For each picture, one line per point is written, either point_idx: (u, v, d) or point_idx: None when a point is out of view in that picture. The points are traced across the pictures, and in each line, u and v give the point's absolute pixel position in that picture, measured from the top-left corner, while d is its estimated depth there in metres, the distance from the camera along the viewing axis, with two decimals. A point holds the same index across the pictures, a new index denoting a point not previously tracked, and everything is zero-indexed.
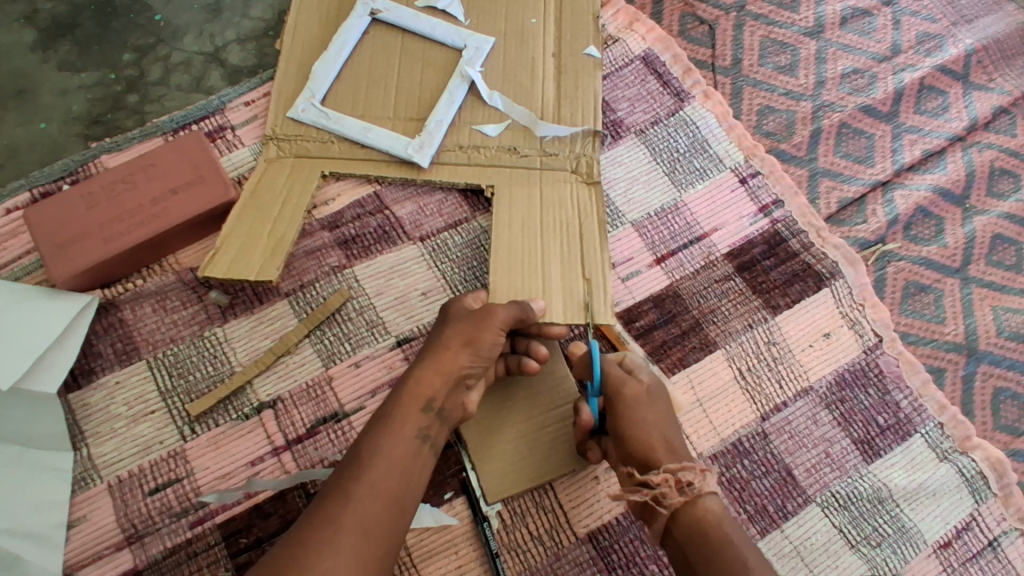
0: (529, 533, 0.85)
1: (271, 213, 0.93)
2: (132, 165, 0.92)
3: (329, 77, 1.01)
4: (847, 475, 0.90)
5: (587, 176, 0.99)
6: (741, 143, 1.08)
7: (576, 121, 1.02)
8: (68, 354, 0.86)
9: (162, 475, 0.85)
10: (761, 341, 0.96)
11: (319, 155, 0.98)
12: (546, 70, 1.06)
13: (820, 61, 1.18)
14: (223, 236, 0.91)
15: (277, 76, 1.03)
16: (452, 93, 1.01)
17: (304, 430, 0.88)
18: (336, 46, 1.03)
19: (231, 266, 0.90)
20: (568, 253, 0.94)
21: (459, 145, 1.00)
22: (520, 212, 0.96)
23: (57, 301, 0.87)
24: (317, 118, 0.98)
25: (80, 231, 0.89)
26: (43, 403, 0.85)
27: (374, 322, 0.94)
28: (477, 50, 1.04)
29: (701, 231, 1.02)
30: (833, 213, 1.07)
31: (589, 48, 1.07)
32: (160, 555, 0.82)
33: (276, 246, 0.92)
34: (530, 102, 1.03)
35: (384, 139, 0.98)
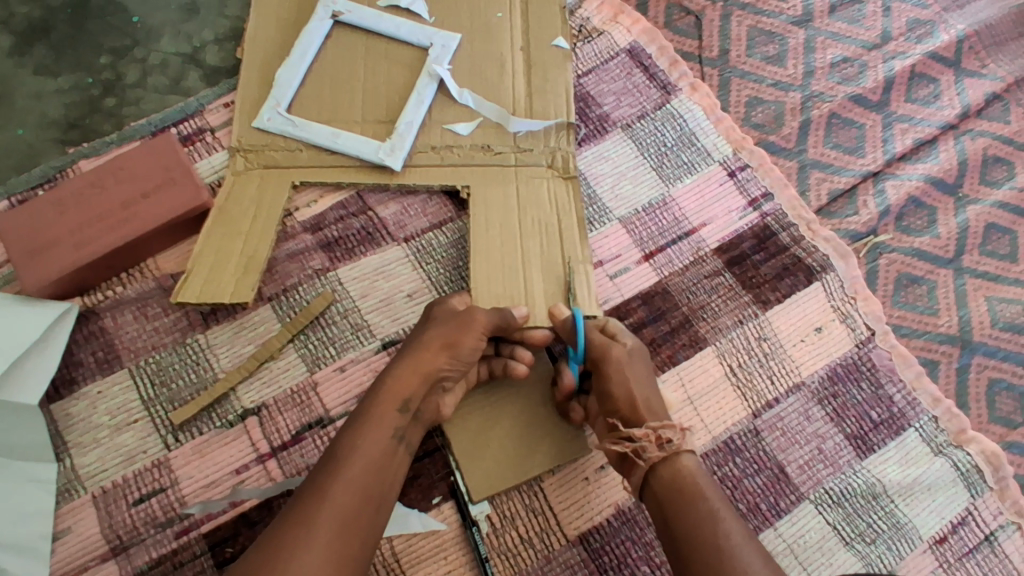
0: (519, 537, 0.84)
1: (241, 226, 0.92)
2: (104, 170, 0.91)
3: (293, 82, 0.99)
4: (841, 471, 0.89)
5: (563, 170, 0.98)
6: (729, 135, 1.06)
7: (549, 116, 1.01)
8: (48, 361, 0.86)
9: (146, 485, 0.84)
10: (752, 337, 0.95)
11: (287, 164, 0.96)
12: (514, 64, 1.04)
13: (809, 51, 1.17)
14: (194, 256, 0.90)
15: (240, 85, 1.01)
16: (420, 93, 0.99)
17: (290, 437, 0.87)
18: (299, 51, 1.01)
19: (203, 288, 0.88)
20: (545, 256, 0.92)
21: (430, 146, 0.98)
22: (496, 215, 0.95)
23: (36, 308, 0.86)
24: (284, 126, 0.96)
25: (55, 238, 0.88)
26: (23, 412, 0.83)
27: (358, 325, 0.92)
28: (443, 49, 1.02)
29: (689, 226, 1.01)
30: (824, 205, 1.06)
31: (556, 40, 1.06)
32: (146, 566, 0.81)
33: (248, 262, 0.90)
34: (501, 98, 1.01)
35: (354, 143, 0.96)
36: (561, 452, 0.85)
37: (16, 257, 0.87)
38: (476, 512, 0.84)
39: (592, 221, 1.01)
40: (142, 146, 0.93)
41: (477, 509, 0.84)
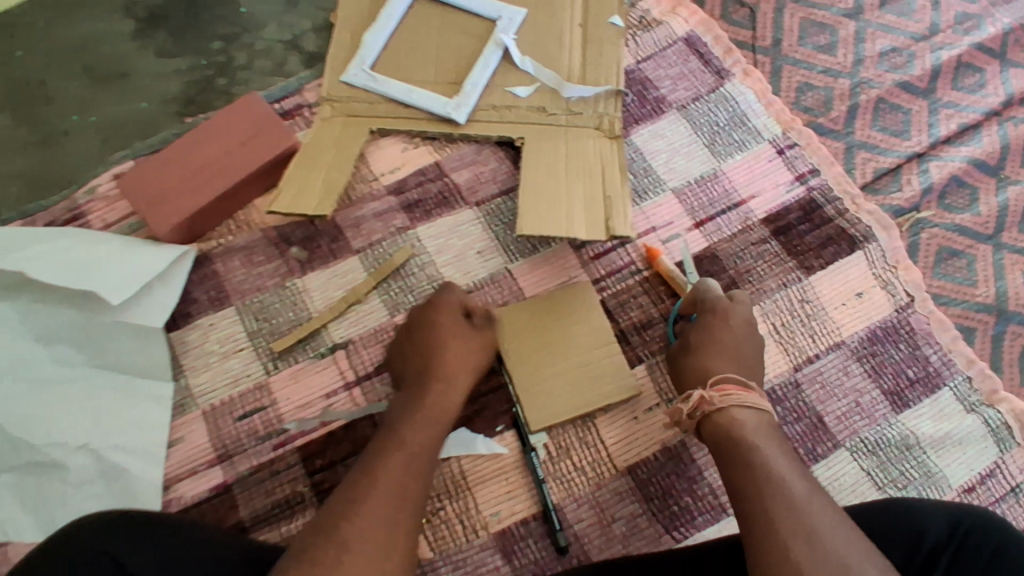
0: (574, 465, 0.93)
1: (326, 161, 1.05)
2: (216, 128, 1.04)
3: (378, 44, 1.12)
4: (877, 423, 0.95)
5: (609, 132, 1.09)
6: (779, 118, 1.14)
7: (599, 83, 1.12)
8: (168, 295, 0.99)
9: (249, 404, 0.96)
10: (795, 299, 1.01)
11: (366, 113, 1.09)
12: (573, 38, 1.15)
13: (858, 41, 1.23)
14: (285, 177, 1.03)
15: (330, 46, 1.14)
16: (486, 59, 1.11)
17: (372, 368, 0.98)
18: (383, 18, 1.13)
19: (291, 200, 1.01)
20: (588, 197, 1.02)
21: (491, 105, 1.10)
22: (548, 163, 1.06)
23: (159, 248, 1.00)
24: (367, 81, 1.09)
25: (173, 190, 1.00)
26: (147, 335, 0.97)
27: (434, 277, 1.04)
28: (510, 21, 1.14)
29: (738, 198, 1.09)
30: (868, 183, 1.12)
31: (613, 18, 1.16)
32: (247, 472, 0.93)
33: (329, 186, 1.02)
34: (559, 66, 1.13)
35: (425, 100, 1.09)
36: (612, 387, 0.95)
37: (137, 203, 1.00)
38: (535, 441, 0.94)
39: (646, 192, 1.09)
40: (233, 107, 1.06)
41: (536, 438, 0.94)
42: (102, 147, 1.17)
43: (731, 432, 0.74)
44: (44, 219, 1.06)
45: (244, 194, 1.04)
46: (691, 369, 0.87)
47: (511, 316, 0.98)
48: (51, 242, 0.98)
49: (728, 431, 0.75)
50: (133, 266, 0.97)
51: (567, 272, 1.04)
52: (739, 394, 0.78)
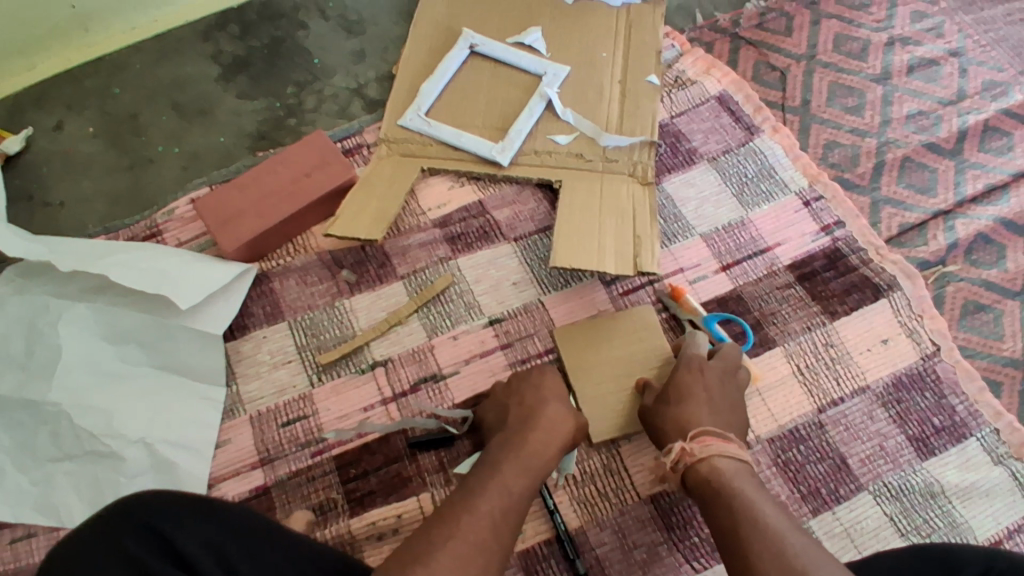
0: (597, 490, 0.96)
1: (380, 192, 1.15)
2: (285, 158, 1.14)
3: (433, 94, 1.23)
4: (901, 468, 0.96)
5: (642, 178, 1.16)
6: (806, 171, 1.20)
7: (635, 133, 1.21)
8: (228, 306, 1.08)
9: (293, 412, 1.03)
10: (819, 342, 1.04)
11: (419, 154, 1.19)
12: (611, 93, 1.25)
13: (886, 104, 1.29)
14: (343, 205, 1.13)
15: (391, 95, 1.25)
16: (531, 109, 1.20)
17: (408, 386, 1.04)
18: (439, 72, 1.24)
19: (347, 226, 1.10)
20: (620, 238, 1.09)
21: (534, 150, 1.19)
22: (584, 204, 1.13)
23: (224, 264, 1.09)
24: (422, 126, 1.19)
25: (240, 210, 1.10)
26: (206, 341, 1.06)
27: (471, 304, 1.10)
28: (555, 77, 1.24)
29: (764, 244, 1.13)
30: (894, 236, 1.16)
31: (650, 77, 1.26)
32: (285, 476, 0.99)
33: (380, 217, 1.12)
34: (598, 117, 1.22)
35: (473, 144, 1.18)
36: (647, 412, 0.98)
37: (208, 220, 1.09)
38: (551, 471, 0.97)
39: (676, 235, 1.15)
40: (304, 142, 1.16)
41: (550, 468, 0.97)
42: (182, 174, 1.30)
43: (715, 480, 0.77)
44: (127, 235, 1.18)
45: (304, 221, 1.14)
46: (672, 418, 0.89)
47: (564, 332, 1.03)
48: (130, 252, 1.07)
49: (710, 479, 0.78)
50: (202, 277, 1.06)
51: (596, 306, 1.10)
52: (716, 444, 0.81)
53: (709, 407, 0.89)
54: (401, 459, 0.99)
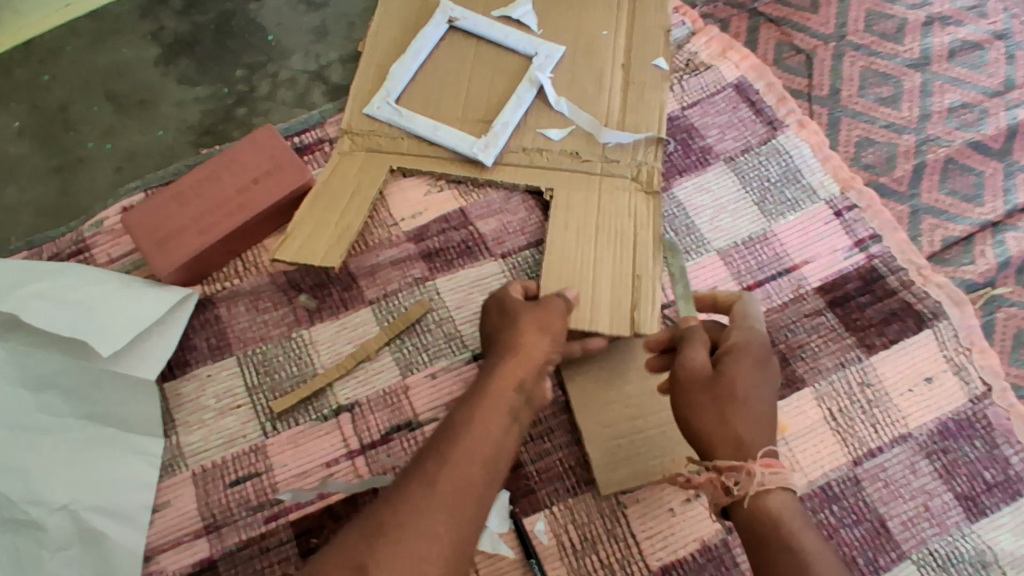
0: (600, 561, 0.83)
1: (341, 200, 0.97)
2: (226, 157, 0.96)
3: (405, 77, 1.04)
4: (948, 533, 0.84)
5: (646, 184, 0.98)
6: (838, 175, 1.04)
7: (641, 128, 1.02)
8: (166, 344, 0.91)
9: (242, 468, 0.87)
10: (854, 381, 0.91)
11: (387, 150, 1.01)
12: (613, 80, 1.06)
13: (925, 95, 1.13)
14: (297, 219, 0.95)
15: (354, 78, 1.06)
16: (519, 96, 1.02)
17: (379, 436, 0.89)
18: (411, 52, 1.05)
19: (303, 246, 0.93)
20: (618, 263, 0.92)
21: (522, 147, 1.01)
22: (580, 222, 0.96)
23: (161, 293, 0.92)
24: (392, 116, 1.01)
25: (180, 225, 0.92)
26: (138, 387, 0.89)
27: (452, 335, 0.95)
28: (547, 58, 1.05)
29: (791, 262, 0.98)
30: (936, 252, 1.01)
31: (657, 60, 1.07)
32: (235, 547, 0.84)
33: (342, 235, 0.95)
34: (597, 108, 1.03)
35: (452, 138, 1.00)
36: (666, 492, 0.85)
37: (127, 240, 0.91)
38: (540, 544, 0.83)
39: (689, 251, 1.00)
40: (247, 139, 0.97)
41: (539, 540, 0.83)
42: (116, 176, 1.11)
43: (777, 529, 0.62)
44: (48, 253, 0.99)
45: (255, 234, 0.97)
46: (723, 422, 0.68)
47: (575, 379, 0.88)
48: (43, 279, 0.89)
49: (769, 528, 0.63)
50: (130, 311, 0.89)
51: None
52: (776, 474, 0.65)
53: (757, 412, 0.68)
54: None
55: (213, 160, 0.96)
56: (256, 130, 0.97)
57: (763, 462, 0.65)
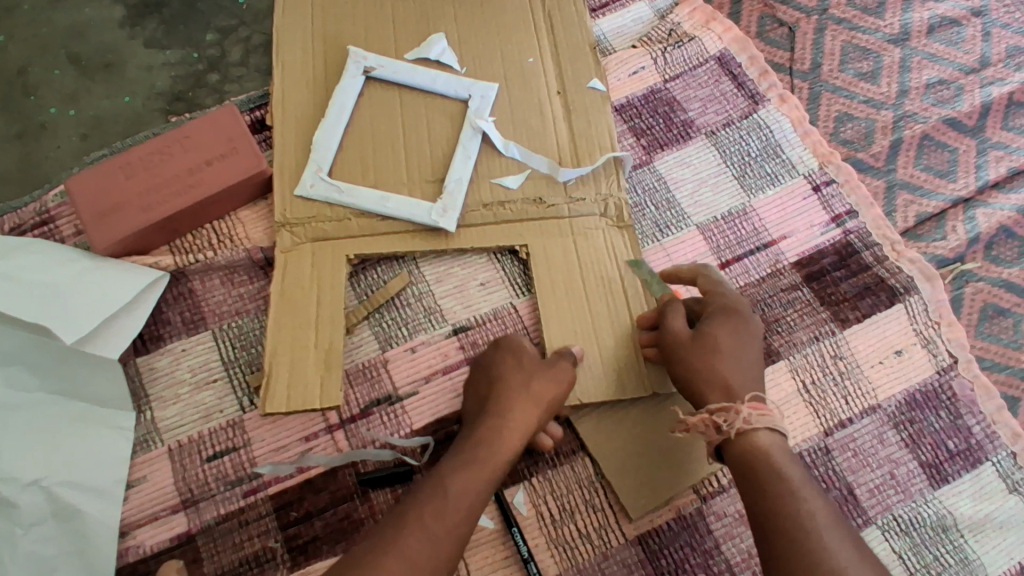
0: (578, 531, 0.84)
1: (305, 306, 0.90)
2: (190, 133, 0.95)
3: (333, 145, 0.98)
4: (912, 499, 0.87)
5: (617, 219, 0.98)
6: (816, 150, 1.05)
7: (595, 154, 1.02)
8: (136, 322, 0.89)
9: (220, 443, 0.86)
10: (828, 355, 0.93)
11: (337, 235, 0.94)
12: (554, 111, 1.05)
13: (903, 70, 1.14)
14: (271, 359, 0.87)
15: (275, 153, 0.98)
16: (466, 147, 1.00)
17: (358, 410, 0.89)
18: (335, 111, 1.00)
19: (291, 395, 0.86)
20: (598, 319, 0.92)
21: (481, 203, 0.98)
22: (557, 271, 0.95)
23: (132, 272, 0.90)
24: (329, 192, 0.95)
25: (158, 197, 0.91)
26: (102, 365, 0.87)
27: (431, 309, 0.95)
28: (482, 99, 1.03)
29: (769, 237, 0.99)
30: (910, 227, 1.03)
31: (593, 82, 1.06)
32: (213, 521, 0.83)
33: (326, 356, 0.87)
34: (546, 146, 1.02)
35: (407, 208, 0.95)
36: (671, 480, 0.85)
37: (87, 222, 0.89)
38: (520, 515, 0.84)
39: (669, 226, 1.00)
40: (207, 116, 0.96)
41: (518, 511, 0.84)
42: (81, 144, 1.07)
43: (756, 464, 0.70)
44: (12, 222, 0.95)
45: (228, 201, 0.95)
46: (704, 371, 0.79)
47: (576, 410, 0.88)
48: (12, 257, 0.88)
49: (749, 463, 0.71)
50: (97, 290, 0.87)
51: None
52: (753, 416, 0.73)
53: (735, 364, 0.79)
54: (352, 499, 0.85)
55: (174, 133, 0.94)
56: (219, 109, 0.96)
57: (751, 405, 0.73)
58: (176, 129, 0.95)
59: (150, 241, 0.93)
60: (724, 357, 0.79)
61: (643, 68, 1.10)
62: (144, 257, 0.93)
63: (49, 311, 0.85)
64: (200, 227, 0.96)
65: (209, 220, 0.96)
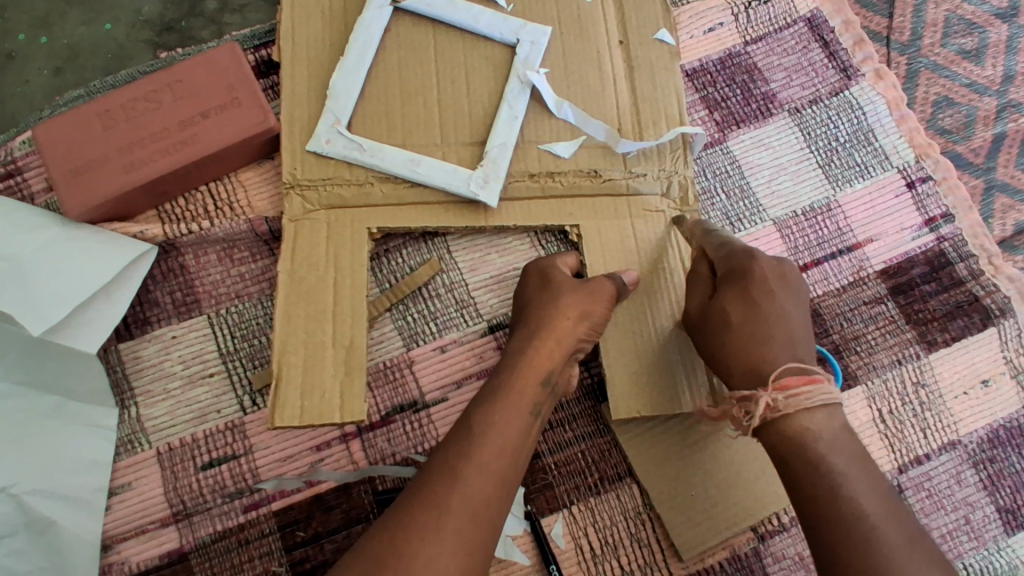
0: (620, 568, 0.75)
1: (321, 289, 0.75)
2: (182, 76, 0.78)
3: (352, 92, 0.80)
4: (985, 547, 0.80)
5: (680, 202, 0.81)
6: (913, 139, 0.90)
7: (661, 124, 0.83)
8: (113, 307, 0.76)
9: (217, 449, 0.75)
10: (909, 381, 0.83)
11: (357, 203, 0.78)
12: (614, 66, 0.85)
13: (1011, 51, 0.98)
14: (279, 357, 0.72)
15: (282, 101, 0.80)
16: (512, 104, 0.81)
17: (379, 418, 0.77)
18: (355, 50, 0.81)
19: (305, 406, 0.71)
20: (658, 324, 0.77)
21: (527, 172, 0.80)
22: (611, 261, 0.79)
23: (112, 245, 0.76)
24: (349, 150, 0.78)
25: (144, 155, 0.76)
26: (77, 358, 0.74)
27: (464, 302, 0.81)
28: (533, 46, 0.83)
29: (853, 239, 0.87)
30: (1006, 237, 0.92)
31: (661, 32, 0.86)
32: (208, 539, 0.73)
33: (347, 356, 0.73)
34: (605, 109, 0.83)
35: (440, 174, 0.77)
36: (725, 522, 0.74)
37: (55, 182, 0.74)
38: (557, 548, 0.75)
39: (742, 219, 0.87)
40: (201, 55, 0.79)
41: (556, 544, 0.75)
42: (52, 79, 0.92)
43: (810, 452, 0.57)
44: None
45: (228, 158, 0.79)
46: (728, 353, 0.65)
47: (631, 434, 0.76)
48: None
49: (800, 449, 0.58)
50: (71, 267, 0.73)
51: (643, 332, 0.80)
52: (807, 393, 0.58)
53: (768, 335, 0.63)
54: (367, 520, 0.74)
55: (163, 75, 0.78)
56: (213, 48, 0.79)
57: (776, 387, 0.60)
58: (164, 70, 0.79)
59: (134, 205, 0.78)
60: (765, 313, 0.64)
61: (720, 25, 0.93)
62: (129, 223, 0.79)
63: (7, 290, 0.70)
64: (194, 189, 0.82)
65: (203, 181, 0.81)
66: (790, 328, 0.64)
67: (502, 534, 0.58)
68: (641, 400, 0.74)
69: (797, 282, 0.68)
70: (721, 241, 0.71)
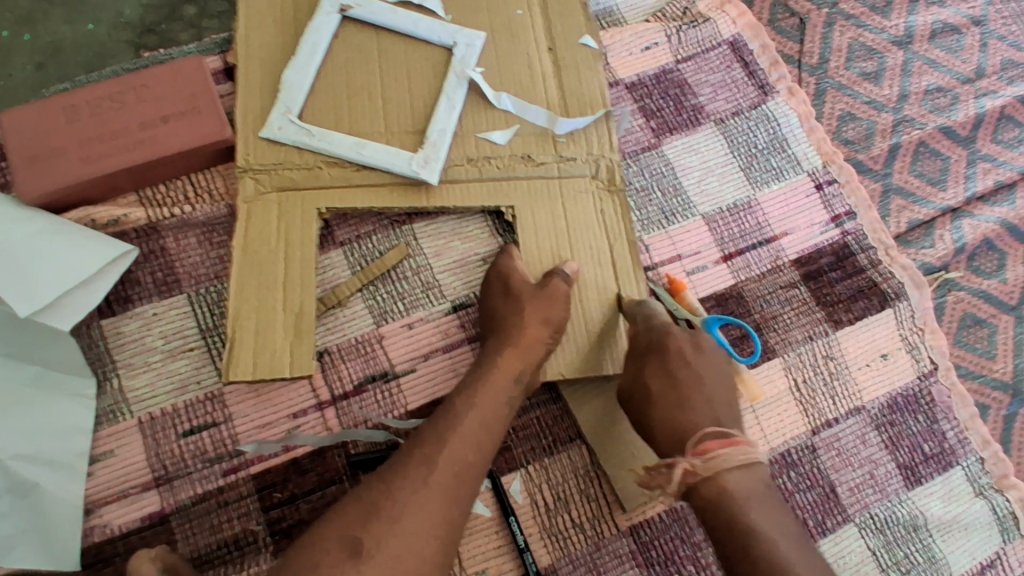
0: (571, 520, 0.84)
1: (275, 263, 0.83)
2: (166, 76, 0.86)
3: (303, 86, 0.88)
4: (888, 499, 0.91)
5: (608, 182, 0.92)
6: (821, 148, 1.04)
7: (587, 109, 0.94)
8: (91, 297, 0.80)
9: (198, 417, 0.80)
10: (820, 354, 0.95)
11: (307, 184, 0.86)
12: (543, 66, 0.95)
13: (905, 74, 1.13)
14: (233, 317, 0.80)
15: (239, 94, 0.88)
16: (450, 97, 0.90)
17: (351, 387, 0.84)
18: (305, 51, 0.90)
19: (256, 362, 0.79)
20: (585, 295, 0.87)
21: (466, 157, 0.89)
22: (544, 240, 0.89)
23: (100, 243, 0.81)
24: (299, 136, 0.86)
25: (130, 145, 0.83)
26: (54, 337, 0.79)
27: (430, 284, 0.89)
28: (468, 48, 0.93)
29: (771, 233, 0.99)
30: (902, 233, 1.06)
31: (584, 38, 0.97)
32: (189, 501, 0.78)
33: (296, 319, 0.81)
34: (538, 99, 0.93)
35: (384, 155, 0.86)
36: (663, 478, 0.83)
37: (25, 173, 0.81)
38: (515, 503, 0.83)
39: (675, 214, 0.98)
40: (171, 66, 0.86)
41: (514, 499, 0.83)
42: (35, 74, 0.98)
43: (728, 506, 0.67)
44: None
45: (210, 153, 0.86)
46: (656, 420, 0.75)
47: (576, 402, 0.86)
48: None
49: (719, 504, 0.67)
50: (59, 258, 0.78)
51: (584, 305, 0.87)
52: (726, 454, 0.69)
53: (682, 400, 0.75)
54: (340, 481, 0.81)
55: (146, 75, 0.85)
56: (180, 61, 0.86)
57: (698, 451, 0.70)
58: (134, 75, 0.86)
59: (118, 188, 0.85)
60: (684, 384, 0.75)
61: (656, 45, 1.05)
62: (114, 209, 0.86)
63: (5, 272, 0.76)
64: (174, 178, 0.88)
65: (185, 171, 0.88)
66: (707, 394, 0.75)
67: (457, 480, 0.66)
68: (568, 360, 0.84)
69: (713, 350, 0.79)
70: (648, 314, 0.81)
